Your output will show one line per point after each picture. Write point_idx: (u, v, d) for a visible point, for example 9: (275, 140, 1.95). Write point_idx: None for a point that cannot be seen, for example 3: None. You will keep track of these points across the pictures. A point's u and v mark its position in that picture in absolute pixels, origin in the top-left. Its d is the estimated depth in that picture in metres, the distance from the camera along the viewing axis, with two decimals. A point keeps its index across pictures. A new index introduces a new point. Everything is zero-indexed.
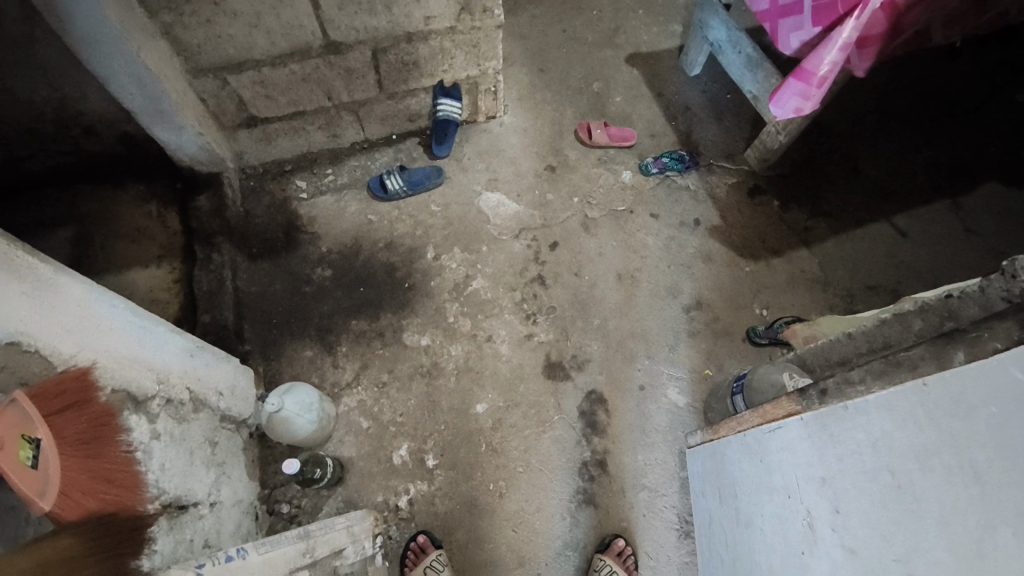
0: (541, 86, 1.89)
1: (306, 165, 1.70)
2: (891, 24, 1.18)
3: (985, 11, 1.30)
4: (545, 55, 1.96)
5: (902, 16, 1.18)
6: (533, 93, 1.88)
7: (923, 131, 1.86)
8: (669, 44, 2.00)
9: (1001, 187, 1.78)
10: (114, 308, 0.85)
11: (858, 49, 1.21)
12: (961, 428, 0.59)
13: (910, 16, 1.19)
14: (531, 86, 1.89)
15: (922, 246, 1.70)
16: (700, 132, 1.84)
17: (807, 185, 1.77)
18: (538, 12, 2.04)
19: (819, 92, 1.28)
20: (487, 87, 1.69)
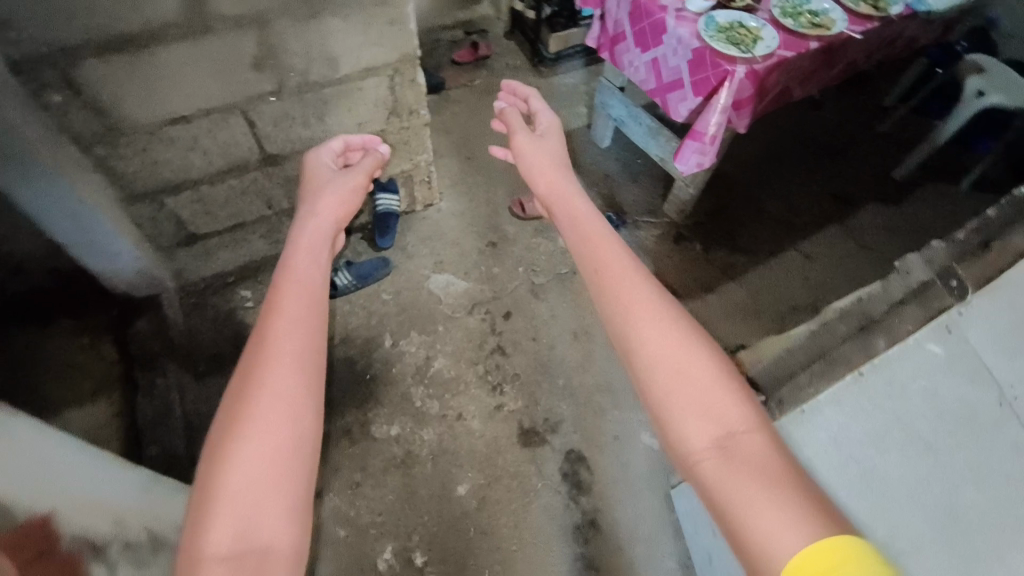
0: (470, 172, 2.04)
1: (250, 274, 1.69)
2: (757, 89, 1.38)
3: (834, 64, 1.51)
4: (470, 145, 2.13)
5: (764, 81, 1.38)
6: (464, 179, 2.02)
7: (804, 169, 2.16)
8: (577, 124, 2.24)
9: (879, 207, 2.07)
10: (72, 452, 0.87)
11: (734, 111, 1.41)
12: (937, 406, 0.78)
13: (770, 81, 1.40)
14: (462, 173, 2.03)
15: (828, 265, 1.91)
16: (620, 194, 2.03)
17: (720, 227, 1.98)
18: (457, 109, 2.24)
19: (713, 149, 1.47)
20: (421, 178, 1.80)
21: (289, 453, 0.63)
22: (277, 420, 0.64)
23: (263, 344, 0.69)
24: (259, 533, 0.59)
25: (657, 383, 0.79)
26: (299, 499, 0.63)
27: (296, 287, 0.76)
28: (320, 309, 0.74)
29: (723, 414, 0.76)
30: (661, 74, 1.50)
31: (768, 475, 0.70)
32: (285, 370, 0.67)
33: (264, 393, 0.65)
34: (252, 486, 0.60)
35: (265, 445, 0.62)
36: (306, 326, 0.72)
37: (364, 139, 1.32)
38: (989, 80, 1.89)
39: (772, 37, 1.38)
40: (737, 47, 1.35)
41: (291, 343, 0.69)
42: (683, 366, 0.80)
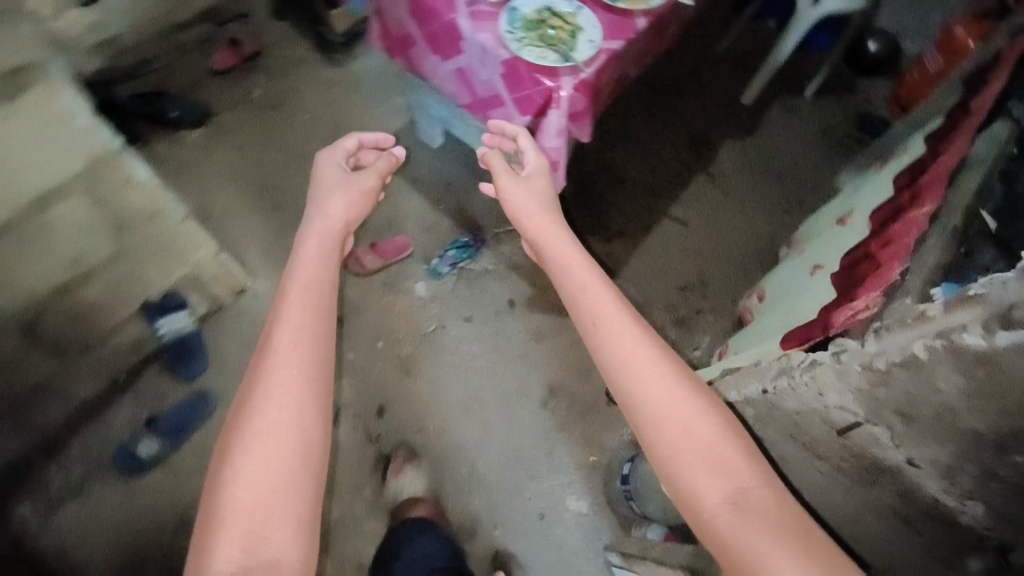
0: (281, 227, 1.60)
1: (12, 483, 1.23)
2: (593, 95, 1.09)
3: (669, 28, 1.24)
4: (270, 188, 1.66)
5: (598, 82, 1.09)
6: (277, 240, 1.58)
7: (657, 115, 1.96)
8: (398, 120, 1.81)
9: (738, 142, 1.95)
10: None
11: (573, 126, 1.12)
12: None
13: (604, 78, 1.11)
14: (270, 232, 1.59)
15: (703, 226, 1.79)
16: (472, 204, 1.72)
17: (588, 213, 1.76)
18: (239, 140, 1.73)
19: (560, 174, 1.19)
20: (211, 274, 1.35)
21: (287, 473, 0.60)
22: (275, 428, 0.61)
23: (273, 356, 0.65)
24: (267, 549, 0.56)
25: (659, 439, 0.65)
26: (301, 516, 0.59)
27: (304, 293, 0.71)
28: (326, 318, 0.70)
29: (730, 488, 0.62)
30: (473, 88, 1.15)
31: (779, 536, 0.57)
32: (287, 380, 0.64)
33: (266, 402, 0.63)
34: (245, 508, 0.58)
35: (265, 461, 0.60)
36: (304, 329, 0.68)
37: (380, 138, 1.08)
38: None
39: (591, 25, 1.09)
40: (554, 49, 1.05)
41: (293, 350, 0.66)
42: (686, 428, 0.65)
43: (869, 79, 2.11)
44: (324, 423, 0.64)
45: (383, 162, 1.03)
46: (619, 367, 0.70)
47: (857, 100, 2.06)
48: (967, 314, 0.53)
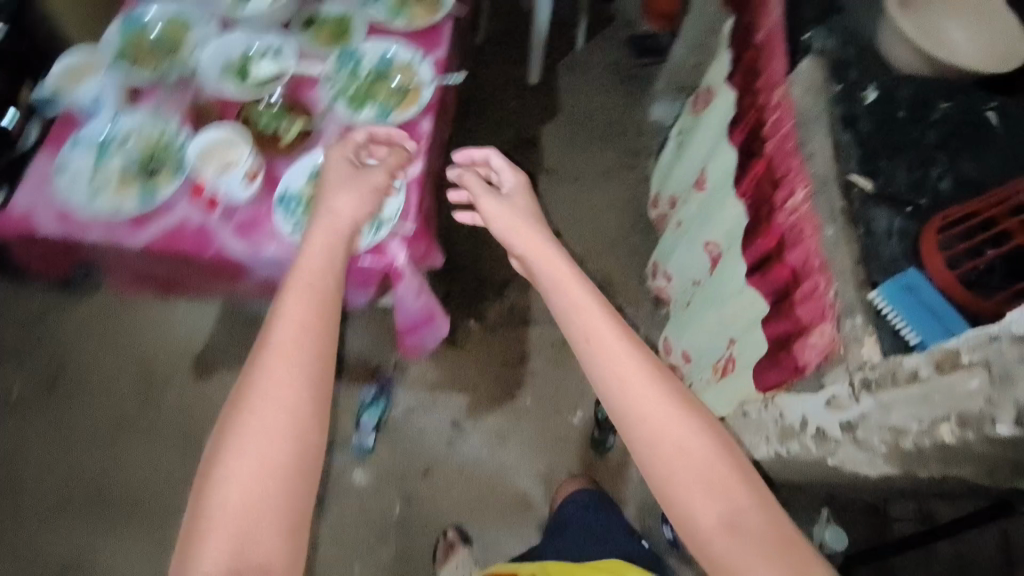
0: (163, 516, 1.29)
1: None
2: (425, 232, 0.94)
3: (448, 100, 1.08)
4: (116, 482, 1.32)
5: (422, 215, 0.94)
6: (167, 535, 1.28)
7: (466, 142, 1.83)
8: (209, 309, 1.49)
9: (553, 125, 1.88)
10: None
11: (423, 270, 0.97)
12: None
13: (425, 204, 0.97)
14: (153, 532, 1.28)
15: (573, 224, 1.72)
16: (351, 347, 1.51)
17: (467, 281, 1.64)
18: (37, 454, 1.34)
19: (439, 318, 1.03)
20: None
21: (283, 466, 0.57)
22: (275, 414, 0.59)
23: (265, 355, 0.62)
24: (253, 553, 0.53)
25: (665, 466, 0.62)
26: (294, 520, 0.56)
27: (304, 284, 0.67)
28: (329, 319, 0.66)
29: (726, 510, 0.59)
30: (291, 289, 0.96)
31: (774, 560, 0.56)
32: (281, 375, 0.60)
33: (264, 385, 0.60)
34: (241, 508, 0.54)
35: (261, 454, 0.57)
36: (305, 332, 0.64)
37: (393, 130, 0.89)
38: None
39: (379, 153, 0.89)
40: None
41: (292, 348, 0.62)
42: (682, 450, 0.62)
43: (618, 1, 2.12)
44: (320, 431, 0.60)
45: (395, 158, 0.85)
46: (621, 390, 0.66)
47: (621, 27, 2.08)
48: (971, 380, 0.53)
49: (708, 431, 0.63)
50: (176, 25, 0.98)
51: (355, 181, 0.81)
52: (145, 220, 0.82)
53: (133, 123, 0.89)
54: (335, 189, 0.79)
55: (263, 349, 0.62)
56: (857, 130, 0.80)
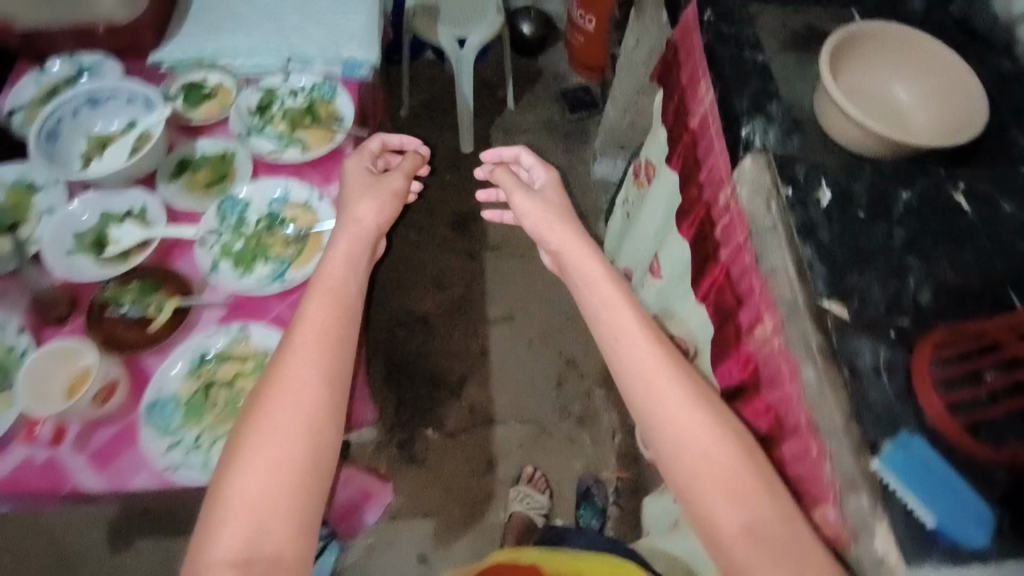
0: None
1: None
2: None
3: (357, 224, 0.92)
4: None
5: None
6: None
7: (402, 226, 1.70)
8: None
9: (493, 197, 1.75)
10: None
11: None
12: None
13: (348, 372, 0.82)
14: None
15: (527, 303, 1.60)
16: None
17: (419, 385, 1.48)
18: None
19: None
20: None
21: (299, 463, 0.62)
22: (299, 412, 0.64)
23: (294, 359, 0.66)
24: (265, 547, 0.58)
25: (682, 467, 0.62)
26: (301, 503, 0.61)
27: (326, 295, 0.72)
28: (346, 336, 0.69)
29: (748, 516, 0.58)
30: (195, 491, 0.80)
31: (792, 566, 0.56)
32: (300, 382, 0.65)
33: (287, 380, 0.65)
34: (254, 496, 0.59)
35: (279, 453, 0.61)
36: (334, 339, 0.68)
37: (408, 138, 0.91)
38: (450, 20, 1.53)
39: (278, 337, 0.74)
40: None
41: (317, 351, 0.67)
42: (712, 458, 0.61)
43: (544, 55, 2.04)
44: (334, 434, 0.64)
45: (409, 163, 0.87)
46: (649, 404, 0.65)
47: (550, 82, 1.99)
48: None
49: (727, 437, 0.63)
50: (18, 193, 0.82)
51: (380, 190, 0.83)
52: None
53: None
54: (358, 200, 0.81)
55: (290, 343, 0.67)
56: (818, 240, 0.70)
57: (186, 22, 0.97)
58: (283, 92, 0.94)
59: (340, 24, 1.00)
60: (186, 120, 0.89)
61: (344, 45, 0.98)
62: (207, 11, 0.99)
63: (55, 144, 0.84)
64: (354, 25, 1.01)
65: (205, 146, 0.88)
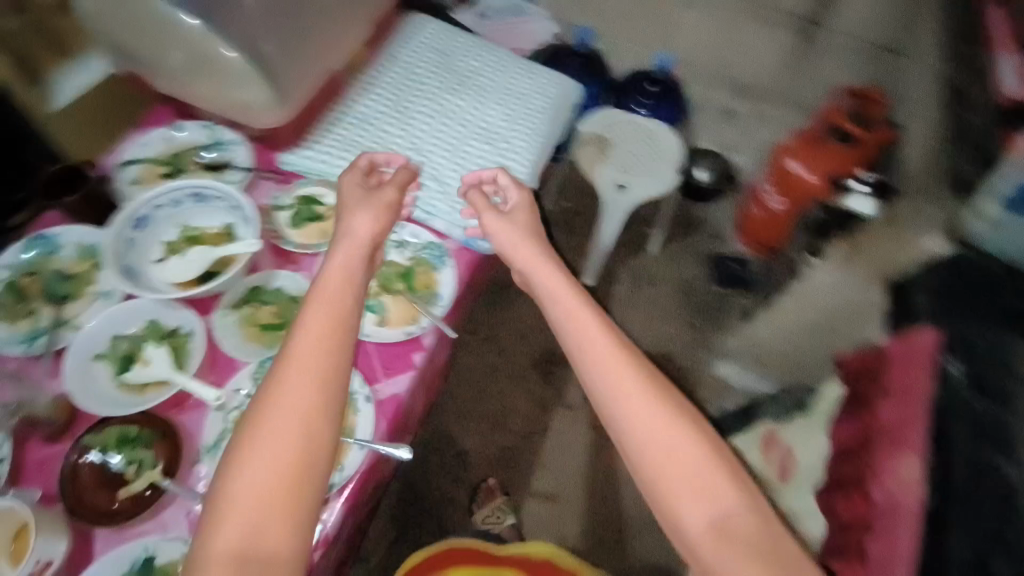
0: None
1: None
2: None
3: (404, 426, 0.77)
4: None
5: None
6: None
7: (483, 340, 1.54)
8: None
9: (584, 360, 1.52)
10: None
11: None
12: None
13: None
14: None
15: (578, 490, 1.36)
16: None
17: (425, 529, 1.31)
18: None
19: None
20: None
21: (298, 453, 0.51)
22: (297, 400, 0.52)
23: (284, 359, 0.54)
24: (264, 546, 0.47)
25: (653, 480, 0.55)
26: (289, 518, 0.49)
27: (329, 296, 0.59)
28: (351, 334, 0.57)
29: (716, 516, 0.52)
30: None
31: (766, 569, 0.50)
32: (299, 371, 0.53)
33: (282, 393, 0.53)
34: (240, 516, 0.48)
35: (275, 445, 0.50)
36: (331, 340, 0.56)
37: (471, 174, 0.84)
38: (619, 159, 1.36)
39: None
40: None
41: (318, 359, 0.54)
42: (671, 459, 0.55)
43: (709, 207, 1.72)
44: (334, 422, 0.53)
45: (402, 176, 0.75)
46: (617, 404, 0.58)
47: (702, 243, 1.69)
48: None
49: (687, 426, 0.56)
50: (84, 263, 0.74)
51: (370, 203, 0.70)
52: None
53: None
54: (359, 206, 0.69)
55: (280, 360, 0.55)
56: None
57: (334, 132, 0.89)
58: (392, 242, 0.82)
59: None
60: (283, 240, 0.79)
61: None
62: (360, 125, 0.90)
63: (141, 230, 0.74)
64: None
65: (284, 279, 0.76)
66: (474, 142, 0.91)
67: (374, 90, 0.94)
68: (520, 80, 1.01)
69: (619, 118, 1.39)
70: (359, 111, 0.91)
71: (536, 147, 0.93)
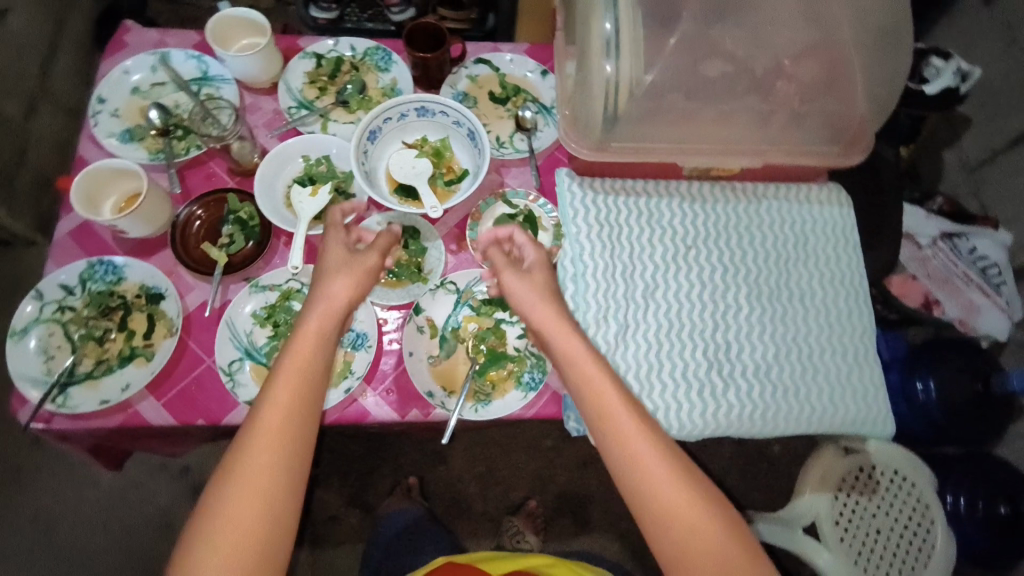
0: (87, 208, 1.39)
1: None
2: (104, 438, 0.69)
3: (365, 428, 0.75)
4: None
5: (126, 436, 0.69)
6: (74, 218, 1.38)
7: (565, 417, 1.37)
8: None
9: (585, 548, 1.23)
10: None
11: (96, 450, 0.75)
12: None
13: (154, 436, 0.71)
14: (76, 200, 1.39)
15: None
16: None
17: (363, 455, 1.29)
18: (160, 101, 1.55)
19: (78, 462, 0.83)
20: None
21: (258, 541, 0.46)
22: (259, 479, 0.47)
23: (242, 439, 0.49)
24: None
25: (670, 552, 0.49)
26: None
27: (299, 360, 0.53)
28: (320, 394, 0.53)
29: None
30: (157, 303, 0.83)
31: None
32: (268, 446, 0.48)
33: (247, 472, 0.47)
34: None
35: (237, 524, 0.46)
36: (293, 414, 0.50)
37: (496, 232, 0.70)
38: (851, 511, 0.96)
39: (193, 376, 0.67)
40: (100, 370, 0.65)
41: (279, 437, 0.49)
42: (696, 531, 0.49)
43: None
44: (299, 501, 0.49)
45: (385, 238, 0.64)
46: (637, 470, 0.51)
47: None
48: None
49: (688, 473, 0.51)
50: (382, 95, 0.82)
51: (349, 267, 0.61)
52: (105, 144, 0.75)
53: (228, 96, 0.78)
54: (334, 271, 0.60)
55: (247, 428, 0.49)
56: None
57: (616, 200, 0.75)
58: None
59: (649, 389, 0.69)
60: (474, 221, 0.76)
61: None
62: (641, 219, 0.75)
63: (419, 115, 0.77)
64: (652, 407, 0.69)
65: (435, 248, 0.75)
66: (698, 347, 0.70)
67: (698, 208, 0.75)
68: (830, 353, 0.72)
69: (923, 495, 0.96)
70: (660, 205, 0.75)
71: (742, 424, 0.68)
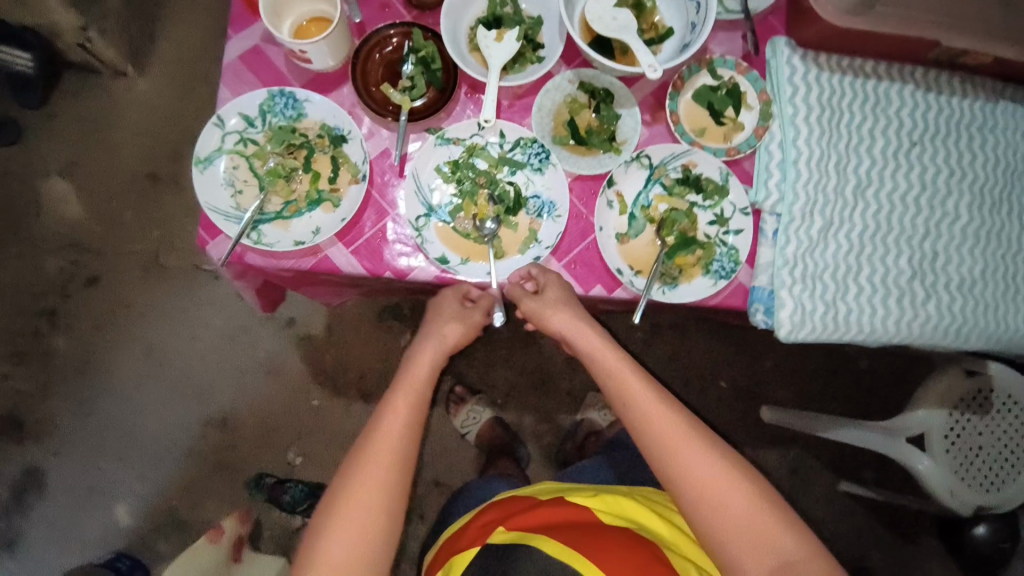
0: (182, 34, 1.27)
1: None
2: (285, 278, 0.69)
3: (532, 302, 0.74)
4: None
5: (307, 279, 0.69)
6: (169, 46, 1.26)
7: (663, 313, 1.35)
8: None
9: None
10: None
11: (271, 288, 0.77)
12: None
13: (332, 281, 0.71)
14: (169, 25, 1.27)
15: (547, 462, 1.28)
16: None
17: None
18: None
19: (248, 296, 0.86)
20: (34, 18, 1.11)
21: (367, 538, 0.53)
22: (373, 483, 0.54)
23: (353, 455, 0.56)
24: None
25: (723, 543, 0.53)
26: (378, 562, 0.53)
27: (410, 388, 0.60)
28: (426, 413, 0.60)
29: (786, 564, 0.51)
30: None
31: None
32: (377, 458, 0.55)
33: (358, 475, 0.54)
34: None
35: (351, 524, 0.52)
36: (408, 436, 0.57)
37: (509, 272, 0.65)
38: (963, 428, 0.99)
39: (378, 232, 0.65)
40: (286, 215, 0.63)
41: (388, 462, 0.55)
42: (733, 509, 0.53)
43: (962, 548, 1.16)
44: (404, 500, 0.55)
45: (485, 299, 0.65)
46: (673, 458, 0.56)
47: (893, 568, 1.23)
48: None
49: (724, 456, 0.55)
50: None
51: (459, 316, 0.64)
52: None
53: None
54: (443, 321, 0.63)
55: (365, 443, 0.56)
56: None
57: (842, 80, 0.68)
58: (720, 208, 0.68)
59: (845, 292, 0.67)
60: (675, 91, 0.68)
61: (806, 295, 0.66)
62: (867, 105, 0.68)
63: None
64: (845, 309, 0.67)
65: (631, 116, 0.68)
66: (903, 254, 0.67)
67: (932, 100, 0.68)
68: None
69: None
70: (888, 93, 0.68)
71: (927, 333, 0.68)
